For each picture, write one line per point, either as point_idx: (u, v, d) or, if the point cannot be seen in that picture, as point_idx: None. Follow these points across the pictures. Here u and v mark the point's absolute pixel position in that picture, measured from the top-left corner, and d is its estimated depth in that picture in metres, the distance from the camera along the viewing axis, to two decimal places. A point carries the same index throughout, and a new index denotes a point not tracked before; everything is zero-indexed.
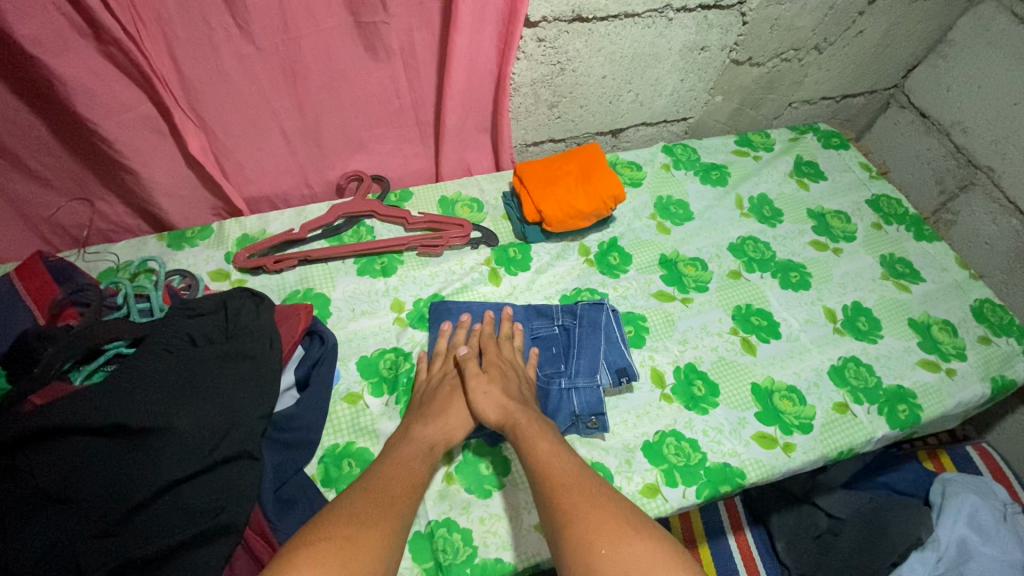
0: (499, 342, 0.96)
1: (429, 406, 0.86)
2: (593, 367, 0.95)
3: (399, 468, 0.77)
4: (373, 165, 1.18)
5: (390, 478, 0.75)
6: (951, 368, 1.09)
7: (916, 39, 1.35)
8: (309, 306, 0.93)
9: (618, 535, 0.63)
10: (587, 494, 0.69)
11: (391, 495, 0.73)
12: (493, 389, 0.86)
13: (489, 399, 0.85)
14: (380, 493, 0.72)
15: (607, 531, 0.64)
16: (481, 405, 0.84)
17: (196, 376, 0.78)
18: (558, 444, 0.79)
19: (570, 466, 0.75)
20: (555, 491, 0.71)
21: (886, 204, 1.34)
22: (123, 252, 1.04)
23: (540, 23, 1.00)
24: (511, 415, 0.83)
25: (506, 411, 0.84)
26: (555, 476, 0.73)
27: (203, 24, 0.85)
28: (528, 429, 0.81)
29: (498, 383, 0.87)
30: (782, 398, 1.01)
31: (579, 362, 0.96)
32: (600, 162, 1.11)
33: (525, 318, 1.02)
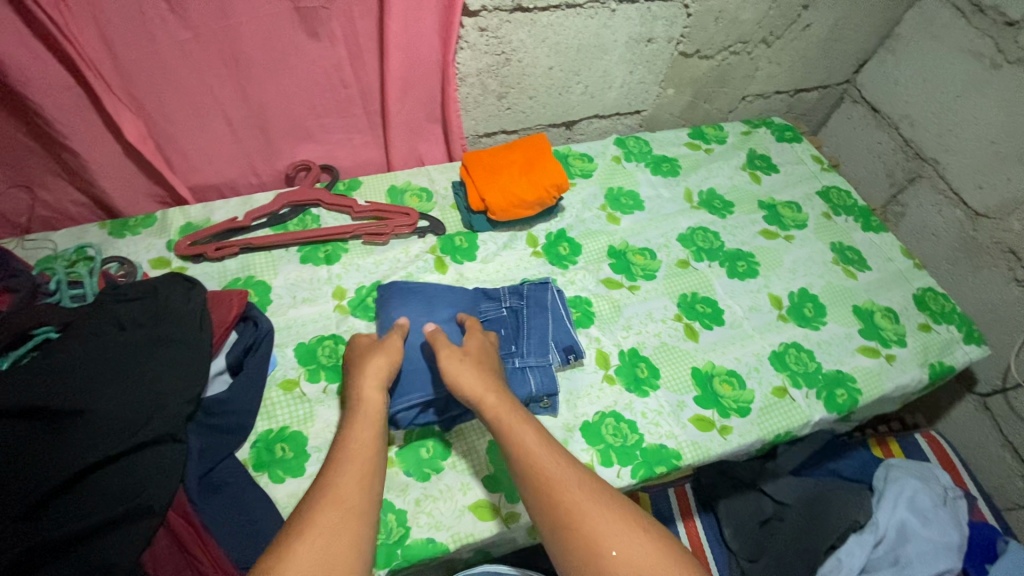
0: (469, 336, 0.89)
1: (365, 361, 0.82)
2: (543, 346, 0.95)
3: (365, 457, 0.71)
4: (322, 154, 1.18)
5: (349, 472, 0.69)
6: (891, 354, 1.09)
7: (864, 34, 1.38)
8: (244, 291, 0.93)
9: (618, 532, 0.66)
10: (581, 487, 0.70)
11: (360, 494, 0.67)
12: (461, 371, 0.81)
13: (467, 367, 0.81)
14: (353, 494, 0.67)
15: (617, 531, 0.66)
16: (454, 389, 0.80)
17: (122, 360, 0.78)
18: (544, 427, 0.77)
19: (556, 450, 0.74)
20: (550, 485, 0.70)
21: (836, 195, 1.34)
22: (63, 240, 1.03)
23: (480, 12, 1.01)
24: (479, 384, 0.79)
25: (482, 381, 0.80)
26: (546, 462, 0.72)
27: (136, 8, 0.85)
28: (511, 411, 0.77)
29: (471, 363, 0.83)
30: (721, 382, 1.00)
31: (529, 341, 0.95)
32: (546, 152, 1.12)
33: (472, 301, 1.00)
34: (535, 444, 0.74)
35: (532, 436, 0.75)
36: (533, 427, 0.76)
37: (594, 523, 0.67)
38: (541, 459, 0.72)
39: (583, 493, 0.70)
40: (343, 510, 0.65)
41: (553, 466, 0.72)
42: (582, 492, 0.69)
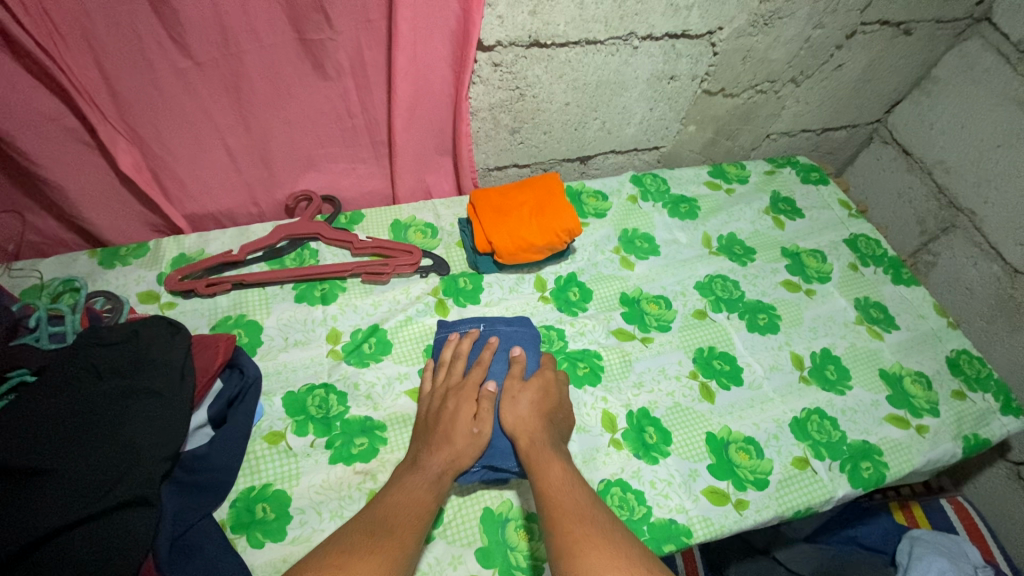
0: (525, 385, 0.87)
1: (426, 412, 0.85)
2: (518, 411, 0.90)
3: (394, 509, 0.70)
4: (324, 185, 1.13)
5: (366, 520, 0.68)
6: (924, 425, 1.01)
7: (899, 74, 1.31)
8: (231, 336, 0.88)
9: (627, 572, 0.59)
10: (591, 527, 0.65)
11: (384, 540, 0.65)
12: (522, 398, 0.84)
13: (525, 399, 0.84)
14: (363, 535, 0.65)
15: (612, 565, 0.60)
16: (510, 412, 0.83)
17: (96, 412, 0.73)
18: (571, 472, 0.76)
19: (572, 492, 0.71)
20: (557, 526, 0.66)
21: (864, 244, 1.27)
22: (50, 269, 0.98)
23: (495, 47, 0.95)
24: (522, 429, 0.81)
25: (527, 423, 0.81)
26: (560, 504, 0.69)
27: (132, 36, 0.81)
28: (538, 448, 0.78)
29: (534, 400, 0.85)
30: (738, 451, 0.93)
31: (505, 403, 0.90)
32: (558, 193, 1.06)
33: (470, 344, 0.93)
34: (554, 486, 0.72)
35: (550, 470, 0.75)
36: (557, 470, 0.75)
37: (593, 556, 0.61)
38: (556, 503, 0.70)
39: (593, 530, 0.65)
40: (359, 550, 0.63)
41: (567, 506, 0.69)
42: (587, 528, 0.65)
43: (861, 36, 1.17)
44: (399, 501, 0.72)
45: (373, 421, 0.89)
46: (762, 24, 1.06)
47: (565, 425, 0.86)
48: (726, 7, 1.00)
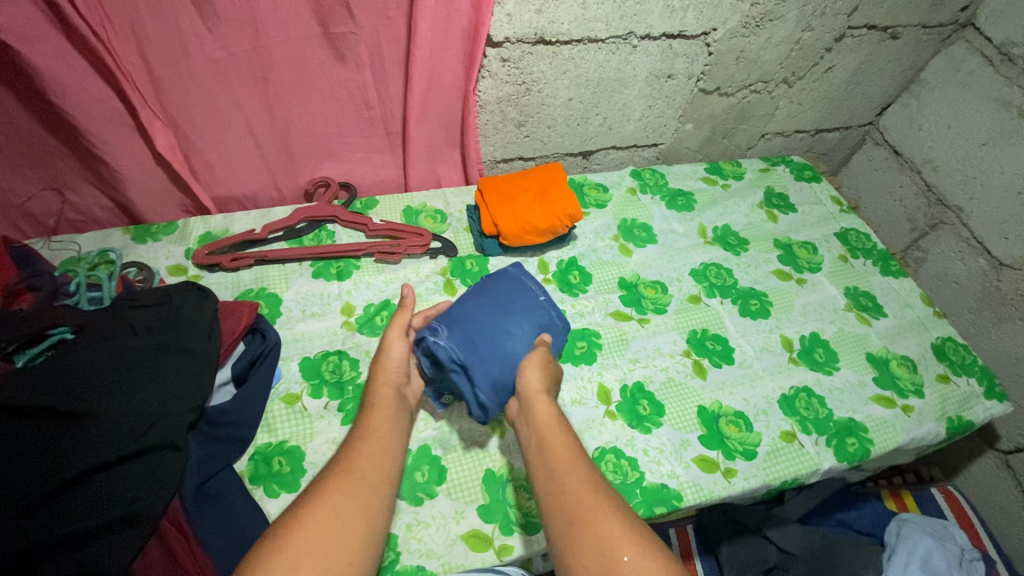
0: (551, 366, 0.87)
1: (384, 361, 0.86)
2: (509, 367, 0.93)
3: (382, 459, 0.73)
4: (341, 172, 1.21)
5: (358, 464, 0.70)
6: (908, 405, 1.06)
7: (888, 78, 1.37)
8: (254, 303, 0.95)
9: (635, 542, 0.63)
10: (597, 496, 0.68)
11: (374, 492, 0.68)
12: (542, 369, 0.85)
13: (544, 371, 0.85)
14: (363, 486, 0.68)
15: (625, 540, 0.63)
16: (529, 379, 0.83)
17: (131, 364, 0.79)
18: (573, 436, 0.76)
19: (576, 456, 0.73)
20: (562, 488, 0.69)
21: (854, 238, 1.32)
22: (86, 243, 1.06)
23: (504, 43, 1.03)
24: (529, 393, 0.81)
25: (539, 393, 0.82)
26: (564, 470, 0.71)
27: (173, 27, 0.89)
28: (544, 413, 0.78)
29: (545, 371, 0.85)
30: (728, 423, 0.98)
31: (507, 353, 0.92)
32: (561, 181, 1.12)
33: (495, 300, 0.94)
34: (558, 448, 0.74)
35: (554, 435, 0.75)
36: (558, 432, 0.76)
37: (599, 525, 0.64)
38: (561, 466, 0.72)
39: (598, 498, 0.68)
40: (348, 506, 0.65)
41: (570, 470, 0.71)
42: (595, 497, 0.68)
43: (849, 40, 1.24)
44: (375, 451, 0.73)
45: None
46: (754, 26, 1.13)
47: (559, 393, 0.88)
48: (720, 9, 1.08)
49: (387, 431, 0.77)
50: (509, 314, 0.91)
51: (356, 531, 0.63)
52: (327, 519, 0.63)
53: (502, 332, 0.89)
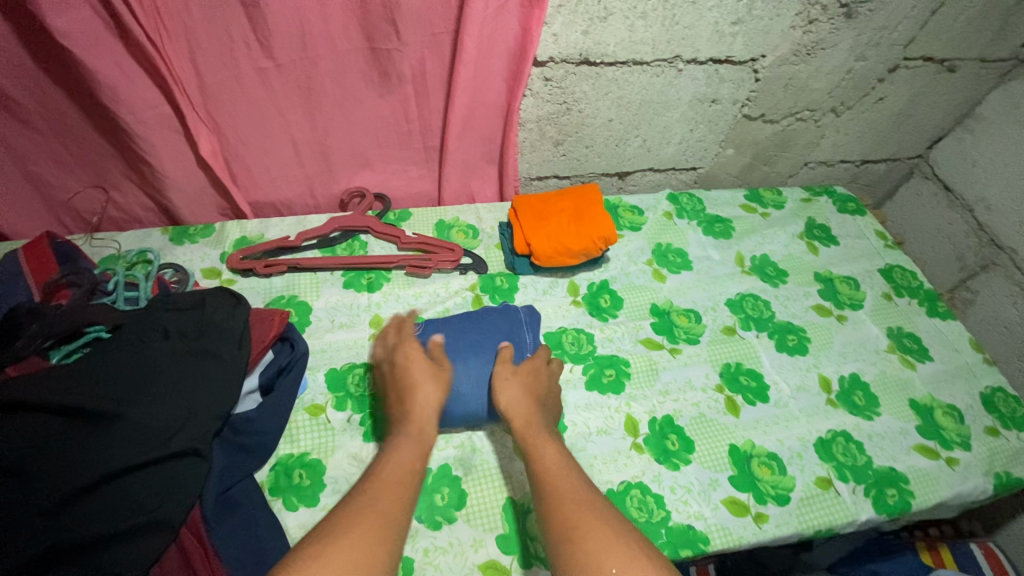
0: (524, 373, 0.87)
1: (413, 390, 0.81)
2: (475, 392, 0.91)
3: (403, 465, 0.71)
4: (377, 183, 1.21)
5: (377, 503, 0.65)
6: (954, 457, 1.00)
7: (941, 111, 1.32)
8: (285, 312, 0.94)
9: (628, 558, 0.61)
10: (588, 510, 0.67)
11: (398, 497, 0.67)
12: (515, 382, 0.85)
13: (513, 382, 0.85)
14: (395, 499, 0.66)
15: (617, 554, 0.61)
16: (503, 393, 0.83)
17: (162, 369, 0.80)
18: (563, 450, 0.77)
19: (563, 467, 0.73)
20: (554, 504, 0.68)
21: (899, 275, 1.27)
22: (127, 242, 1.08)
23: (547, 63, 1.02)
24: (511, 405, 0.82)
25: (518, 403, 0.82)
26: (557, 487, 0.70)
27: (225, 36, 0.91)
28: (529, 429, 0.79)
29: (526, 386, 0.85)
30: (761, 465, 0.94)
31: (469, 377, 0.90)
32: (596, 203, 1.10)
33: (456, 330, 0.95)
34: (546, 460, 0.74)
35: (545, 453, 0.75)
36: (551, 451, 0.76)
37: (590, 536, 0.63)
38: (551, 481, 0.72)
39: (587, 512, 0.66)
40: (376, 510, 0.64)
41: (560, 488, 0.70)
42: (584, 512, 0.66)
43: (904, 71, 1.19)
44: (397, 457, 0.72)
45: None
46: (805, 54, 1.10)
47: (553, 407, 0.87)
48: (771, 35, 1.05)
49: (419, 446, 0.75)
50: (468, 332, 0.95)
51: (382, 545, 0.61)
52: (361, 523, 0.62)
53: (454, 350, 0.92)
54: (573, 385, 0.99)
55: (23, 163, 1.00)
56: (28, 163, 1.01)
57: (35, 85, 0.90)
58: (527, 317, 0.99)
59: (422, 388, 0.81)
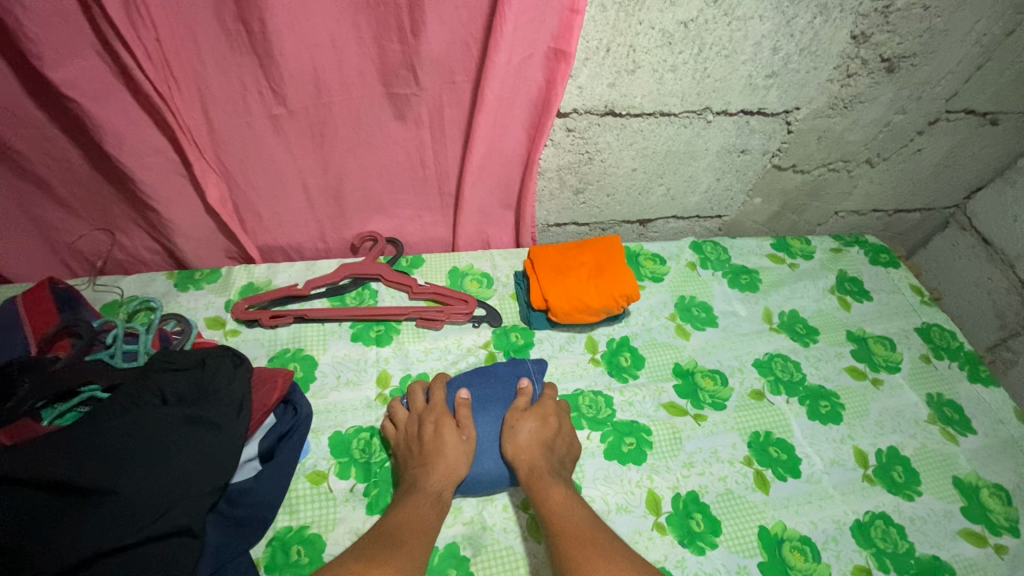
0: (534, 418, 0.88)
1: (439, 450, 0.82)
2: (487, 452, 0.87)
3: (414, 519, 0.74)
4: (389, 228, 1.17)
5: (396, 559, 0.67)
6: (1002, 545, 0.92)
7: (982, 162, 1.25)
8: (289, 372, 0.90)
9: None
10: (596, 550, 0.69)
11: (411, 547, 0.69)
12: (525, 425, 0.87)
13: (525, 425, 0.86)
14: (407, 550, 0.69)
15: None
16: (512, 438, 0.85)
17: (156, 438, 0.75)
18: (570, 494, 0.79)
19: (573, 509, 0.76)
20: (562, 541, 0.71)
21: (937, 335, 1.20)
22: (130, 287, 1.05)
23: (570, 114, 0.98)
24: (520, 453, 0.83)
25: (528, 452, 0.83)
26: (564, 529, 0.72)
27: (237, 85, 0.88)
28: (535, 473, 0.81)
29: (535, 430, 0.86)
30: (792, 551, 0.87)
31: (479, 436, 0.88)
32: (618, 257, 1.05)
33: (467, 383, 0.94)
34: (554, 501, 0.77)
35: (552, 496, 0.77)
36: (560, 496, 0.78)
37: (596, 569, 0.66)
38: (559, 523, 0.74)
39: (597, 553, 0.68)
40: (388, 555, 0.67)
41: (568, 529, 0.72)
42: (592, 550, 0.69)
43: (945, 123, 1.13)
44: (410, 511, 0.75)
45: None
46: (842, 107, 1.05)
47: (567, 453, 0.87)
48: (806, 88, 1.00)
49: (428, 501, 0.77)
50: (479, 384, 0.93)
51: None
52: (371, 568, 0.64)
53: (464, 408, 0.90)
54: (591, 454, 0.93)
55: (28, 206, 0.98)
56: (32, 207, 0.98)
57: (40, 132, 0.88)
58: (535, 368, 0.97)
59: (447, 452, 0.82)
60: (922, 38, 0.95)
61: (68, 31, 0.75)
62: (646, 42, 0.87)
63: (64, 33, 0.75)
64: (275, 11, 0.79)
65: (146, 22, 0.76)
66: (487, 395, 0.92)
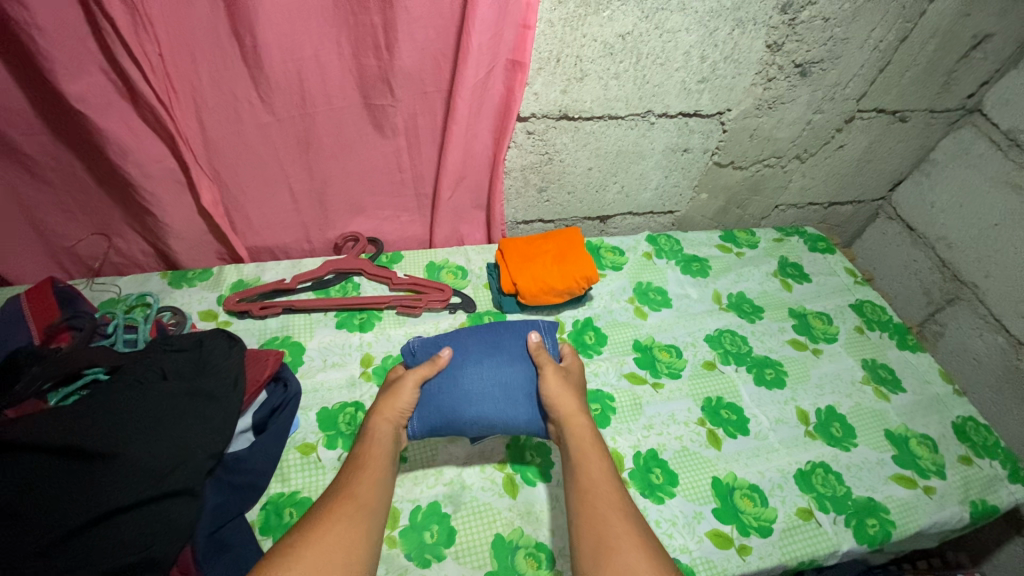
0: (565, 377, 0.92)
1: (393, 396, 0.90)
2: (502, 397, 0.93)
3: (369, 468, 0.80)
4: (370, 228, 1.27)
5: (343, 507, 0.73)
6: (930, 486, 1.03)
7: (898, 156, 1.42)
8: (279, 352, 0.98)
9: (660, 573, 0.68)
10: (622, 522, 0.73)
11: (363, 496, 0.76)
12: (563, 385, 0.90)
13: (558, 383, 0.90)
14: (359, 505, 0.74)
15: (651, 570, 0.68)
16: (553, 396, 0.88)
17: (158, 408, 0.82)
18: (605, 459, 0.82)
19: (608, 484, 0.78)
20: (596, 526, 0.73)
21: (870, 310, 1.33)
22: (127, 286, 1.12)
23: (530, 118, 1.10)
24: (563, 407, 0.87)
25: (567, 405, 0.88)
26: (598, 496, 0.76)
27: (230, 96, 0.98)
28: (580, 437, 0.84)
29: (572, 390, 0.90)
30: (743, 497, 0.96)
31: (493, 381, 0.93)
32: (579, 245, 1.16)
33: (485, 338, 1.00)
34: (595, 480, 0.78)
35: (590, 462, 0.81)
36: (598, 462, 0.81)
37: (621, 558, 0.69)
38: (592, 490, 0.77)
39: (626, 525, 0.73)
40: (341, 508, 0.73)
41: (602, 496, 0.76)
42: (627, 525, 0.73)
43: (859, 122, 1.29)
44: (364, 461, 0.81)
45: None
46: (767, 108, 1.20)
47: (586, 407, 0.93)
48: (734, 92, 1.14)
49: (380, 450, 0.83)
50: (498, 340, 0.99)
51: (349, 545, 0.69)
52: (333, 526, 0.70)
53: (478, 359, 0.96)
54: None
55: (30, 212, 1.05)
56: (34, 213, 1.06)
57: (47, 142, 0.96)
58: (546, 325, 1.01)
59: (401, 396, 0.90)
60: (827, 46, 1.11)
61: (79, 49, 0.85)
62: (591, 53, 1.00)
63: (76, 50, 0.85)
64: (265, 31, 0.90)
65: (151, 37, 0.85)
66: (504, 348, 0.98)
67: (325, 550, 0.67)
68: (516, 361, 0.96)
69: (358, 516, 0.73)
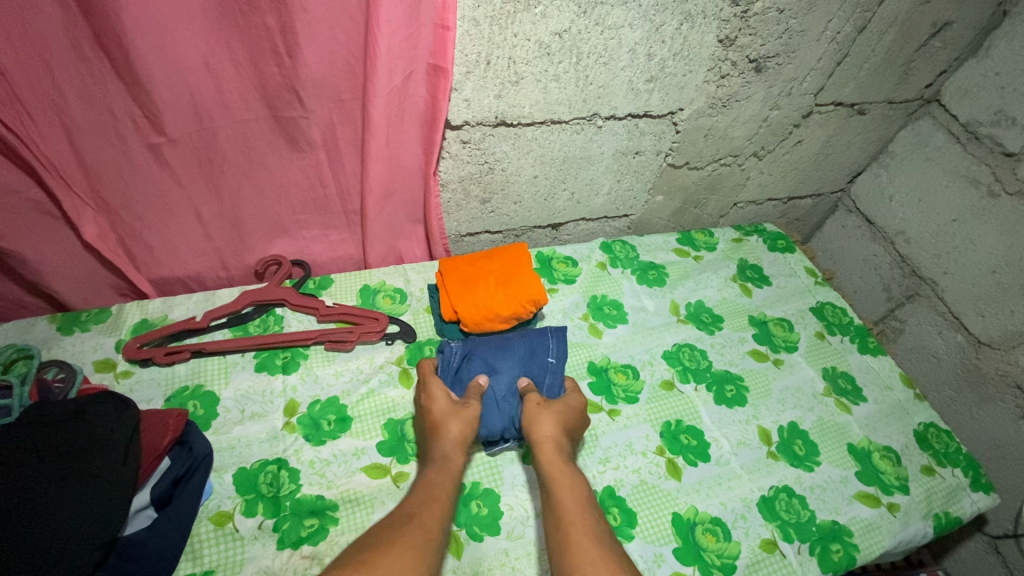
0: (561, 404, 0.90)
1: (454, 420, 0.85)
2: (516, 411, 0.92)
3: (428, 493, 0.75)
4: (294, 250, 1.14)
5: (411, 536, 0.67)
6: (893, 503, 1.00)
7: (856, 150, 1.36)
8: (183, 411, 0.87)
9: None
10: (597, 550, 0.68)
11: (426, 520, 0.70)
12: (551, 413, 0.87)
13: (544, 408, 0.87)
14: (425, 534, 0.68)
15: None
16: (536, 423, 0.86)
17: (27, 499, 0.69)
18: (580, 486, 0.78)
19: (581, 511, 0.74)
20: (571, 547, 0.69)
21: (831, 312, 1.29)
22: (6, 335, 0.97)
23: (463, 126, 0.99)
24: (542, 433, 0.84)
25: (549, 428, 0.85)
26: (570, 522, 0.72)
27: (105, 113, 0.83)
28: (557, 464, 0.81)
29: (559, 417, 0.87)
30: (705, 533, 0.90)
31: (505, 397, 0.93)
32: (525, 264, 1.07)
33: (496, 348, 0.99)
34: (569, 503, 0.75)
35: (566, 490, 0.77)
36: (573, 490, 0.77)
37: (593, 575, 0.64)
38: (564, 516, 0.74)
39: (599, 553, 0.68)
40: (406, 534, 0.67)
41: (573, 523, 0.72)
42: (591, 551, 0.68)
43: (817, 116, 1.22)
44: (427, 492, 0.75)
45: (325, 501, 0.86)
46: (721, 106, 1.11)
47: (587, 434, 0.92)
48: (686, 90, 1.05)
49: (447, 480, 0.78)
50: (510, 350, 0.98)
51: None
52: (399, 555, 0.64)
53: (491, 372, 0.95)
54: (505, 462, 0.94)
55: None
56: None
57: None
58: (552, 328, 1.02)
59: (460, 420, 0.85)
60: (783, 39, 1.02)
61: None
62: (524, 53, 0.89)
63: None
64: (136, 39, 0.75)
65: None
66: (513, 360, 0.97)
67: (397, 573, 0.61)
68: (521, 365, 0.97)
69: (427, 546, 0.67)
